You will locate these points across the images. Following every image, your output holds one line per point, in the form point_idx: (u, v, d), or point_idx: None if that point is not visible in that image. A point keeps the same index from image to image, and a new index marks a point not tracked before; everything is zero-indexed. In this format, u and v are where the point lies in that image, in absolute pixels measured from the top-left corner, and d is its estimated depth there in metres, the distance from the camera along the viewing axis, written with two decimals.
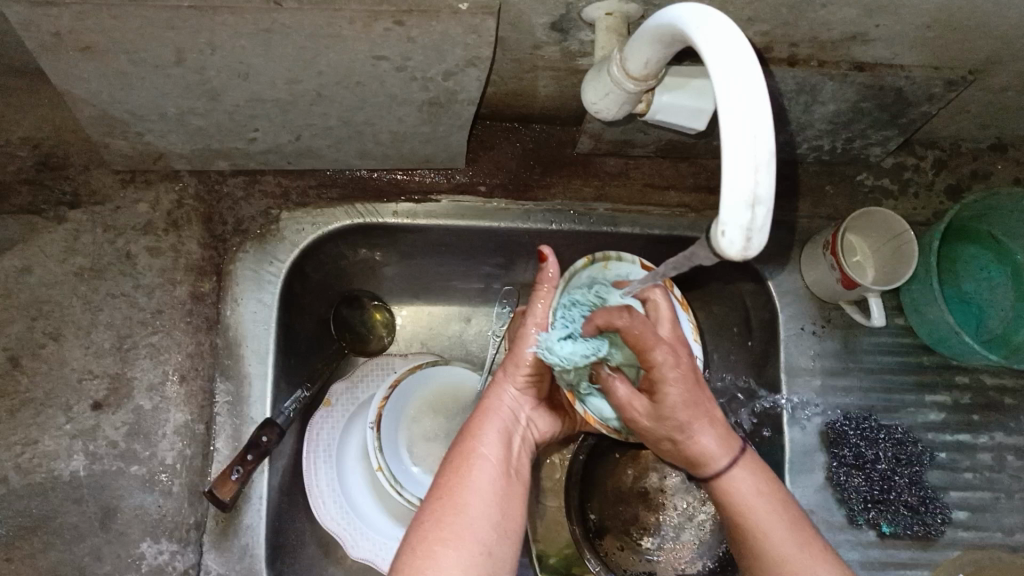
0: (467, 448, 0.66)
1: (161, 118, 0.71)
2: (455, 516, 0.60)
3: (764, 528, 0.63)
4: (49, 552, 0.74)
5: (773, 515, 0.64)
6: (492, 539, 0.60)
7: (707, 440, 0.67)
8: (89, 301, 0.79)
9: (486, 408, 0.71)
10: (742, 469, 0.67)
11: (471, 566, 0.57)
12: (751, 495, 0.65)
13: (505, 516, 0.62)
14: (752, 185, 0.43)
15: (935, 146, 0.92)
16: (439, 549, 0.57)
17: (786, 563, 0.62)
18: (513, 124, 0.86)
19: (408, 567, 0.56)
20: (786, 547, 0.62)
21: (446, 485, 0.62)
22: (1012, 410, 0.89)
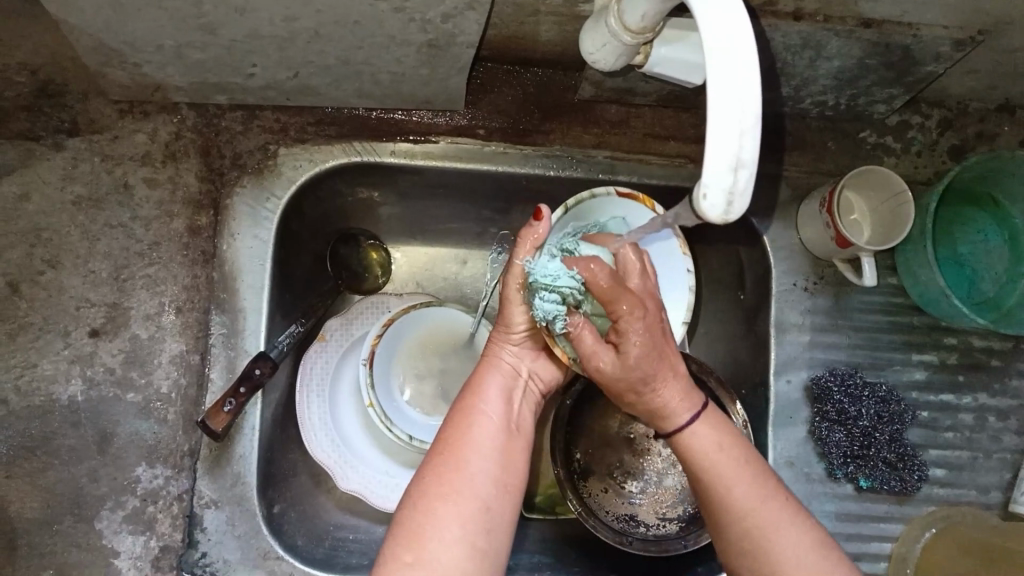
0: (467, 403, 0.65)
1: (157, 50, 0.70)
2: (457, 473, 0.59)
3: (726, 484, 0.61)
4: (49, 470, 0.77)
5: (734, 465, 0.62)
6: (495, 498, 0.60)
7: (672, 393, 0.65)
8: (87, 230, 0.80)
9: (483, 365, 0.70)
10: (703, 423, 0.64)
11: (470, 523, 0.57)
12: (710, 449, 0.63)
13: (505, 474, 0.61)
14: (736, 150, 0.44)
15: (942, 104, 0.90)
16: (439, 506, 0.57)
17: (744, 512, 0.60)
18: (514, 67, 0.85)
19: (409, 524, 0.57)
20: (745, 499, 0.60)
21: (449, 441, 0.62)
22: (998, 372, 0.90)
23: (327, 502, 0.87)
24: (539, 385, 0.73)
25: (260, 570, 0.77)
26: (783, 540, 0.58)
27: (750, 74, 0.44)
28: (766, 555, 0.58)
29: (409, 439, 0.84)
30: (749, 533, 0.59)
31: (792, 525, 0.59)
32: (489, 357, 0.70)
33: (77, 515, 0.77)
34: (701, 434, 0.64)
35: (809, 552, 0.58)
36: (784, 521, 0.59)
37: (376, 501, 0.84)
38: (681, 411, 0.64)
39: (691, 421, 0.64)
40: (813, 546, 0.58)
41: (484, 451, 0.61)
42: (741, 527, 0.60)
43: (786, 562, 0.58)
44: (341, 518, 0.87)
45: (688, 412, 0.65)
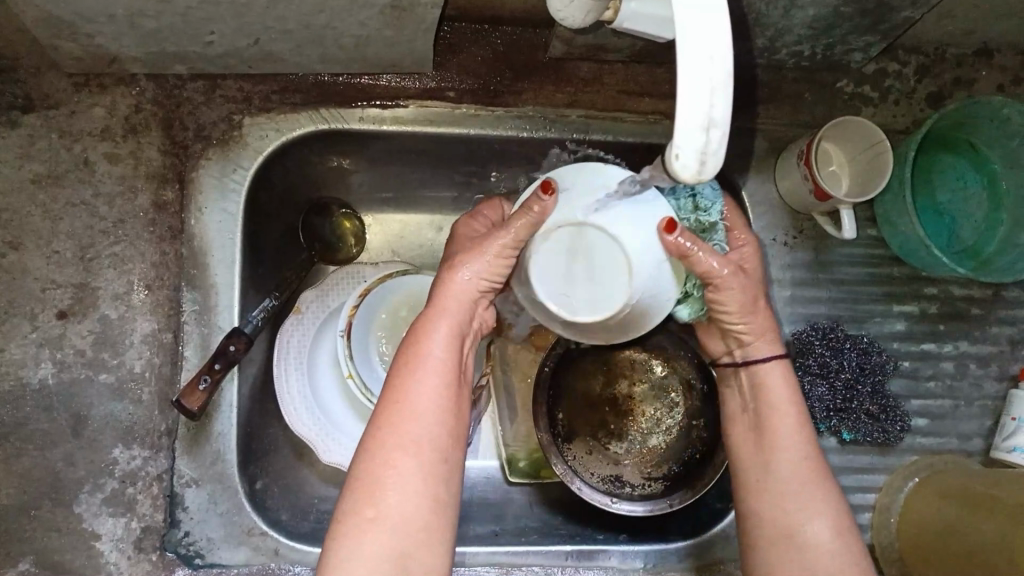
0: (417, 346, 0.62)
1: (109, 19, 0.68)
2: (409, 424, 0.58)
3: (781, 426, 0.68)
4: (24, 456, 0.76)
5: (793, 412, 0.69)
6: (447, 448, 0.59)
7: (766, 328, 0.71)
8: (49, 209, 0.78)
9: (431, 304, 0.65)
10: (779, 366, 0.71)
11: (427, 477, 0.57)
12: (781, 392, 0.70)
13: (457, 417, 0.61)
14: (708, 110, 0.44)
15: (919, 51, 0.89)
16: (397, 460, 0.57)
17: (784, 451, 0.67)
18: (482, 26, 0.82)
19: (364, 478, 0.57)
20: (796, 455, 0.67)
21: (399, 388, 0.60)
22: (979, 320, 0.89)
23: (311, 476, 0.86)
24: (485, 322, 0.70)
25: (244, 547, 0.77)
26: (810, 499, 0.65)
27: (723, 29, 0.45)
28: (797, 504, 0.65)
29: None
30: (783, 476, 0.67)
31: (821, 484, 0.66)
32: (440, 288, 0.65)
33: (54, 499, 0.75)
34: (779, 382, 0.70)
35: (829, 510, 0.65)
36: (820, 483, 0.66)
37: None
38: (763, 347, 0.71)
39: (773, 360, 0.71)
40: (834, 507, 0.66)
41: (436, 397, 0.60)
42: (782, 477, 0.66)
43: (812, 521, 0.65)
44: (325, 491, 0.86)
45: (771, 350, 0.71)
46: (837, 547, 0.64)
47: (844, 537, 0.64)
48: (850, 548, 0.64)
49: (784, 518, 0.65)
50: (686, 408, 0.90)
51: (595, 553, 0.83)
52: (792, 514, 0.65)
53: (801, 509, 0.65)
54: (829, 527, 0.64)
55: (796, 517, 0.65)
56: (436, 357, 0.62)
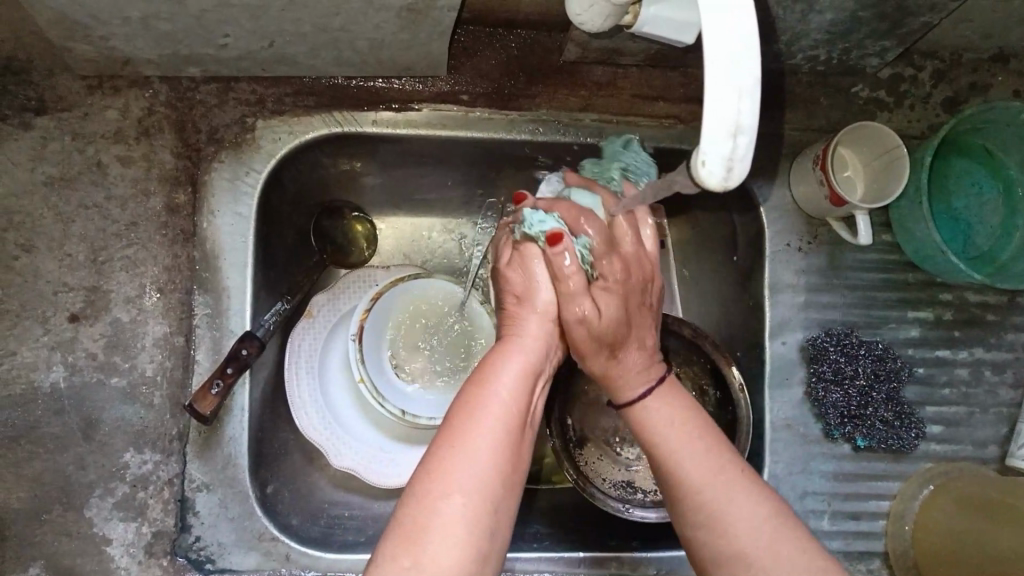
0: (481, 386, 0.60)
1: (124, 22, 0.67)
2: (461, 463, 0.54)
3: (679, 456, 0.61)
4: (34, 460, 0.75)
5: (685, 436, 0.62)
6: (501, 493, 0.55)
7: (632, 364, 0.67)
8: (61, 212, 0.77)
9: (502, 347, 0.65)
10: (657, 396, 0.66)
11: (473, 525, 0.52)
12: (662, 421, 0.64)
13: (512, 465, 0.57)
14: (736, 115, 0.44)
15: (935, 56, 0.88)
16: (444, 501, 0.52)
17: (694, 485, 0.59)
18: (497, 29, 0.82)
19: (411, 518, 0.52)
20: (700, 477, 0.59)
21: (456, 427, 0.56)
22: (994, 326, 0.89)
23: (321, 480, 0.86)
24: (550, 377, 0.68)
25: (255, 552, 0.76)
26: (736, 510, 0.57)
27: (750, 34, 0.44)
28: (721, 533, 0.57)
29: (402, 415, 0.82)
30: (698, 505, 0.59)
31: (742, 493, 0.58)
32: (516, 332, 0.66)
33: (65, 503, 0.75)
34: (655, 411, 0.64)
35: (760, 513, 0.57)
36: (742, 489, 0.59)
37: (370, 477, 0.83)
38: (636, 381, 0.67)
39: (649, 391, 0.66)
40: (766, 511, 0.58)
41: (496, 439, 0.56)
42: (696, 505, 0.59)
43: (744, 538, 0.56)
44: (335, 495, 0.86)
45: (643, 386, 0.66)
46: (782, 557, 0.55)
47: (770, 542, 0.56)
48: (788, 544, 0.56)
49: (725, 548, 0.57)
50: None
51: (607, 561, 0.82)
52: (721, 540, 0.57)
53: (732, 530, 0.57)
54: (767, 532, 0.56)
55: (726, 543, 0.57)
56: (498, 394, 0.59)
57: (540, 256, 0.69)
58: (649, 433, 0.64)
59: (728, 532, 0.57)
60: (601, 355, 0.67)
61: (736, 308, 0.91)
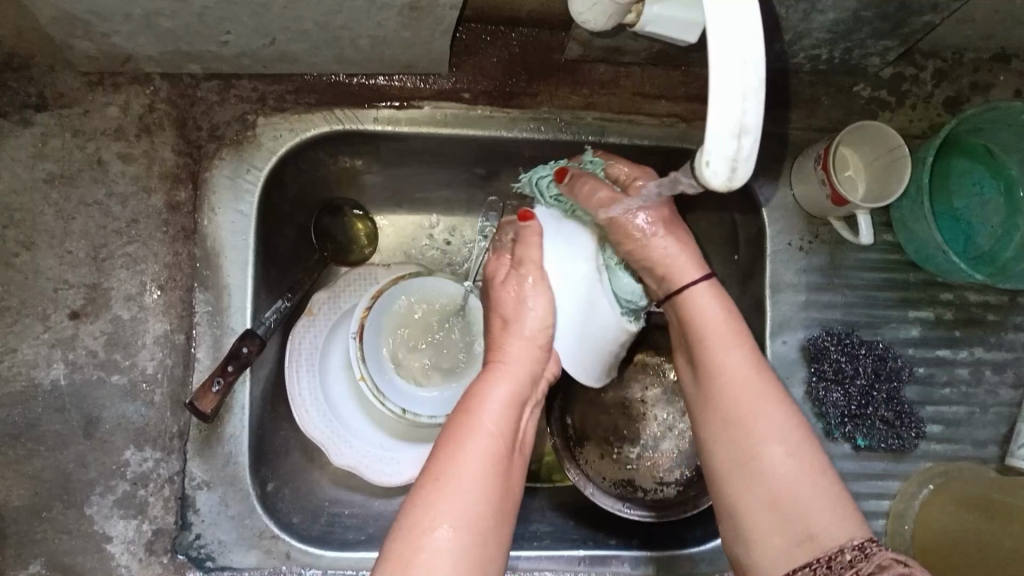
0: (467, 418, 0.61)
1: (126, 19, 0.67)
2: (448, 493, 0.55)
3: (719, 354, 0.66)
4: (35, 457, 0.75)
5: (731, 333, 0.66)
6: (489, 526, 0.56)
7: (681, 255, 0.71)
8: (61, 209, 0.77)
9: (489, 373, 0.66)
10: (707, 286, 0.70)
11: (461, 554, 0.53)
12: (710, 309, 0.68)
13: (500, 493, 0.57)
14: (740, 116, 0.44)
15: (937, 55, 0.88)
16: (432, 533, 0.53)
17: (730, 380, 0.64)
18: (499, 27, 0.82)
19: (400, 553, 0.53)
20: (741, 382, 0.64)
21: (443, 458, 0.58)
22: (995, 326, 0.89)
23: (321, 478, 0.86)
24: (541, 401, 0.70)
25: (255, 550, 0.77)
26: (765, 417, 0.62)
27: (753, 33, 0.44)
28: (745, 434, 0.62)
29: (403, 413, 0.83)
30: (730, 400, 0.64)
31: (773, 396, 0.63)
32: (502, 358, 0.67)
33: (66, 501, 0.75)
34: (706, 305, 0.69)
35: (785, 423, 0.62)
36: (768, 397, 0.63)
37: (370, 475, 0.83)
38: (687, 270, 0.71)
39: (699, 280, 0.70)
40: (788, 420, 0.62)
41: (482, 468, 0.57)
42: (731, 405, 0.63)
43: (770, 448, 0.61)
44: (336, 493, 0.86)
45: (696, 273, 0.71)
46: (799, 464, 0.60)
47: (794, 447, 0.61)
48: (811, 467, 0.60)
49: (747, 453, 0.62)
50: None
51: (608, 559, 0.82)
52: (746, 444, 0.62)
53: (755, 434, 0.62)
54: (788, 439, 0.61)
55: (749, 448, 0.61)
56: (486, 425, 0.60)
57: (533, 279, 0.70)
58: (698, 321, 0.68)
59: (750, 430, 0.62)
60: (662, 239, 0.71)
61: (736, 307, 0.91)
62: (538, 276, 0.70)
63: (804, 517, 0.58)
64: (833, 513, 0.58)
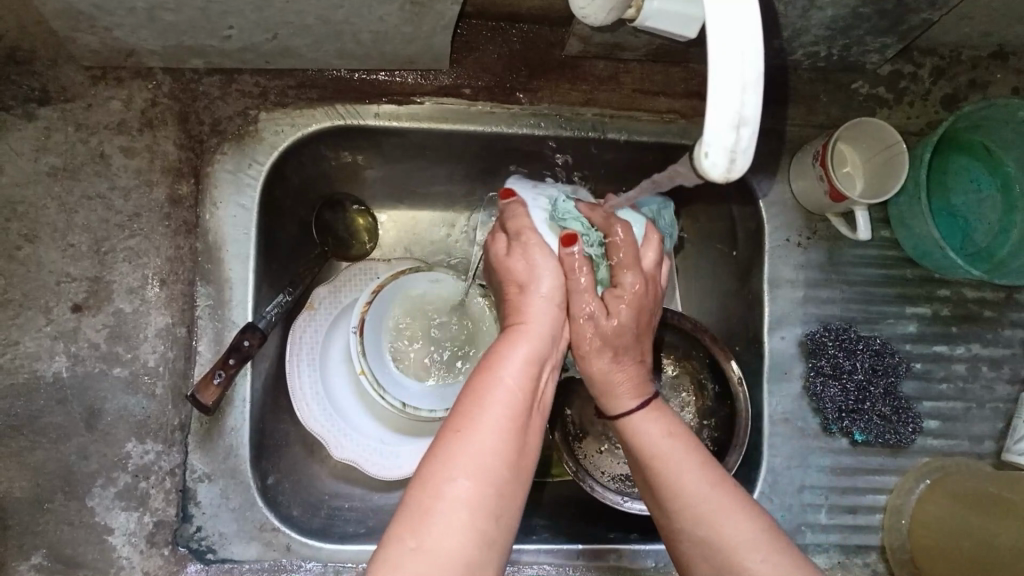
0: (487, 375, 0.59)
1: (129, 12, 0.67)
2: (467, 446, 0.54)
3: (673, 473, 0.61)
4: (37, 449, 0.76)
5: (681, 454, 0.61)
6: (506, 479, 0.54)
7: (623, 378, 0.67)
8: (64, 202, 0.78)
9: (509, 334, 0.65)
10: (648, 413, 0.65)
11: (477, 507, 0.52)
12: (656, 437, 0.63)
13: (520, 448, 0.56)
14: (739, 108, 0.45)
15: (935, 53, 0.89)
16: (448, 487, 0.52)
17: (686, 502, 0.59)
18: (499, 23, 0.82)
19: (417, 504, 0.52)
20: (700, 495, 0.59)
21: (462, 413, 0.56)
22: (991, 321, 0.89)
23: (321, 471, 0.86)
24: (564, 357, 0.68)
25: (256, 542, 0.77)
26: (734, 531, 0.57)
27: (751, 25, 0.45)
28: (718, 551, 0.57)
29: (403, 407, 0.82)
30: (694, 523, 0.59)
31: (736, 513, 0.58)
32: (522, 314, 0.66)
33: (67, 493, 0.75)
34: (654, 433, 0.63)
35: (757, 536, 0.57)
36: (733, 513, 0.58)
37: (370, 469, 0.84)
38: (626, 401, 0.66)
39: (641, 407, 0.66)
40: (761, 530, 0.57)
41: (501, 423, 0.56)
42: (694, 525, 0.59)
43: (741, 549, 0.56)
44: (335, 487, 0.86)
45: (635, 400, 0.66)
46: (783, 573, 0.55)
47: (774, 557, 0.56)
48: (793, 571, 0.55)
49: (725, 567, 0.57)
50: (697, 407, 0.90)
51: (607, 553, 0.82)
52: (720, 549, 0.57)
53: (729, 548, 0.57)
54: (764, 553, 0.56)
55: (723, 554, 0.57)
56: (508, 377, 0.59)
57: (538, 242, 0.70)
58: (648, 453, 0.62)
59: (726, 545, 0.57)
60: (601, 356, 0.68)
61: (735, 303, 0.92)
62: (538, 241, 0.70)
63: None
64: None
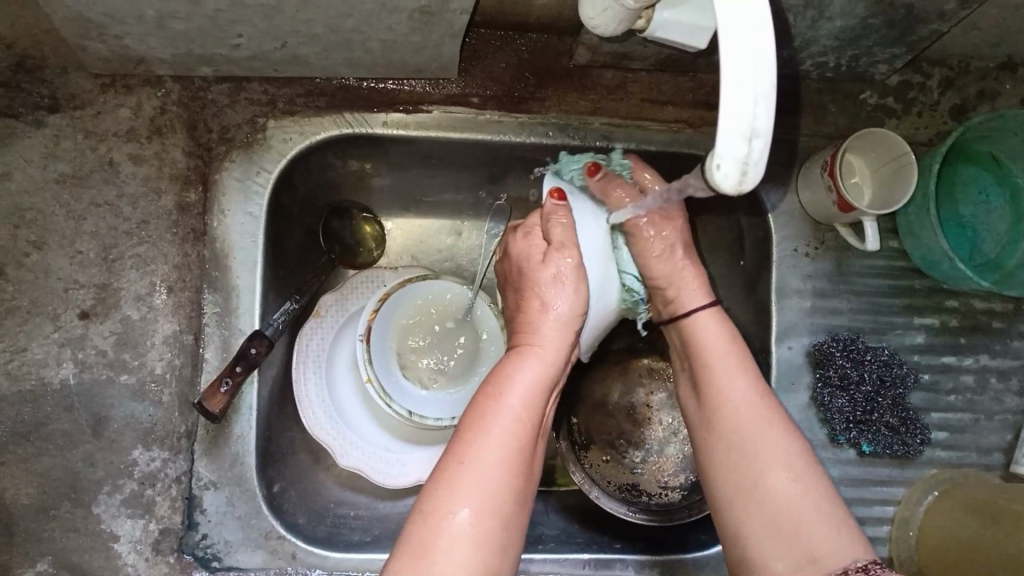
0: (495, 400, 0.61)
1: (139, 21, 0.67)
2: (470, 478, 0.56)
3: (723, 377, 0.67)
4: (43, 456, 0.76)
5: (732, 362, 0.68)
6: (509, 510, 0.56)
7: (688, 284, 0.73)
8: (72, 209, 0.78)
9: (519, 355, 0.65)
10: (711, 316, 0.72)
11: (478, 541, 0.54)
12: (712, 339, 0.70)
13: (521, 478, 0.58)
14: (751, 120, 0.45)
15: (943, 63, 0.88)
16: (449, 521, 0.54)
17: (728, 402, 0.65)
18: (508, 33, 0.82)
19: (416, 539, 0.54)
20: (743, 404, 0.65)
21: (466, 440, 0.58)
22: (1000, 333, 0.89)
23: (327, 479, 0.86)
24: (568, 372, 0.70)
25: (262, 550, 0.77)
26: (767, 440, 0.62)
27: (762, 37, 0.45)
28: (746, 455, 0.62)
29: (409, 415, 0.83)
30: (730, 429, 0.64)
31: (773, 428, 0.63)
32: (534, 333, 0.67)
33: (73, 500, 0.75)
34: (713, 335, 0.70)
35: (787, 450, 0.62)
36: (770, 423, 0.63)
37: (376, 477, 0.83)
38: (690, 301, 0.72)
39: (703, 308, 0.72)
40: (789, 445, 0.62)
41: (505, 452, 0.58)
42: (733, 433, 0.64)
43: (768, 463, 0.61)
44: (341, 495, 0.86)
45: (700, 303, 0.72)
46: (802, 491, 0.59)
47: (798, 474, 0.60)
48: (812, 493, 0.59)
49: (748, 476, 0.61)
50: None
51: (613, 563, 0.82)
52: (747, 463, 0.62)
53: (756, 457, 0.62)
54: (791, 465, 0.61)
55: (750, 467, 0.61)
56: (510, 399, 0.61)
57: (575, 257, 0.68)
58: (706, 352, 0.69)
59: (757, 455, 0.62)
60: (671, 260, 0.73)
61: (742, 313, 0.92)
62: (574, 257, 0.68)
63: (809, 546, 0.57)
64: (832, 528, 0.58)
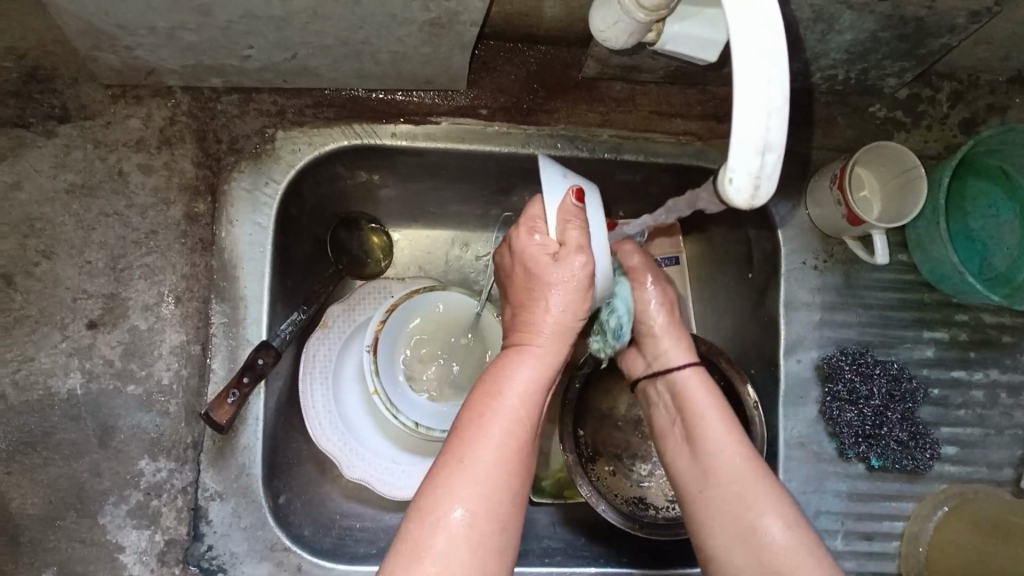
0: (492, 401, 0.60)
1: (150, 32, 0.68)
2: (466, 480, 0.56)
3: (708, 431, 0.70)
4: (50, 466, 0.76)
5: (716, 415, 0.71)
6: (506, 511, 0.56)
7: (674, 345, 0.78)
8: (81, 219, 0.78)
9: (518, 356, 0.64)
10: (693, 370, 0.76)
11: (473, 544, 0.54)
12: (696, 394, 0.73)
13: (517, 481, 0.58)
14: (764, 133, 0.45)
15: (953, 77, 0.88)
16: (444, 523, 0.54)
17: (715, 455, 0.68)
18: (517, 45, 0.83)
19: (411, 537, 0.54)
20: (730, 459, 0.67)
21: (461, 442, 0.58)
22: (1010, 347, 0.89)
23: (333, 491, 0.86)
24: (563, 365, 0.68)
25: (267, 561, 0.76)
26: (759, 491, 0.64)
27: (774, 51, 0.45)
28: (739, 504, 0.64)
29: (415, 427, 0.82)
30: (719, 481, 0.66)
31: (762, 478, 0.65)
32: (532, 327, 0.65)
33: (79, 510, 0.75)
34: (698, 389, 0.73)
35: (778, 499, 0.64)
36: (759, 474, 0.65)
37: (383, 489, 0.83)
38: (677, 358, 0.77)
39: (688, 364, 0.76)
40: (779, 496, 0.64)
41: (501, 453, 0.57)
42: (722, 488, 0.66)
43: (761, 513, 0.63)
44: (347, 506, 0.86)
45: (683, 360, 0.77)
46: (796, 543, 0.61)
47: (790, 525, 0.62)
48: (805, 543, 0.61)
49: (742, 528, 0.63)
50: None
51: None
52: (742, 513, 0.63)
53: (749, 507, 0.63)
54: (783, 516, 0.62)
55: (743, 517, 0.63)
56: (509, 399, 0.60)
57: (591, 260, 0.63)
58: (692, 406, 0.72)
59: (750, 505, 0.63)
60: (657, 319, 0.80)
61: (750, 326, 0.91)
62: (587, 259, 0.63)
63: None
64: None
